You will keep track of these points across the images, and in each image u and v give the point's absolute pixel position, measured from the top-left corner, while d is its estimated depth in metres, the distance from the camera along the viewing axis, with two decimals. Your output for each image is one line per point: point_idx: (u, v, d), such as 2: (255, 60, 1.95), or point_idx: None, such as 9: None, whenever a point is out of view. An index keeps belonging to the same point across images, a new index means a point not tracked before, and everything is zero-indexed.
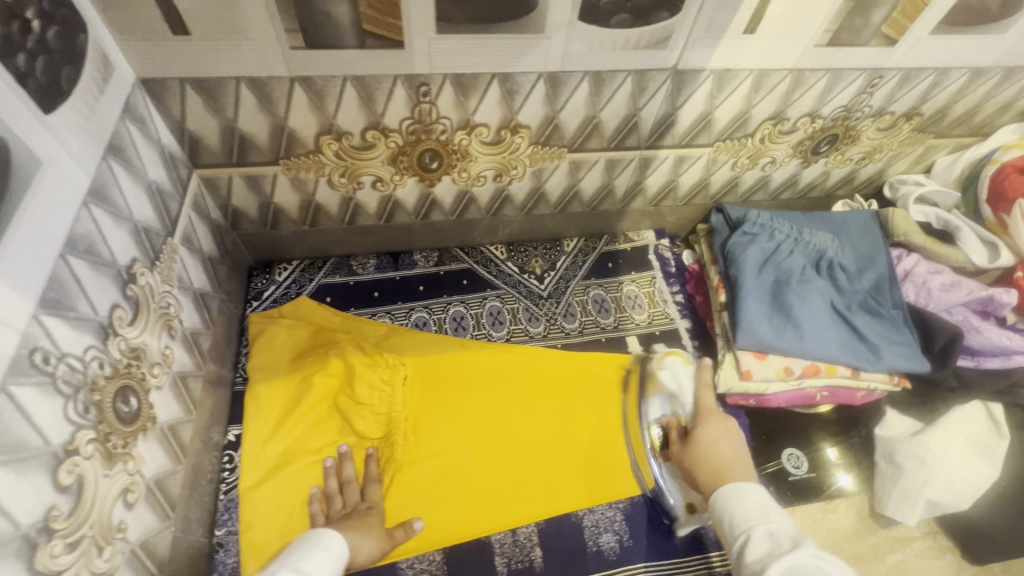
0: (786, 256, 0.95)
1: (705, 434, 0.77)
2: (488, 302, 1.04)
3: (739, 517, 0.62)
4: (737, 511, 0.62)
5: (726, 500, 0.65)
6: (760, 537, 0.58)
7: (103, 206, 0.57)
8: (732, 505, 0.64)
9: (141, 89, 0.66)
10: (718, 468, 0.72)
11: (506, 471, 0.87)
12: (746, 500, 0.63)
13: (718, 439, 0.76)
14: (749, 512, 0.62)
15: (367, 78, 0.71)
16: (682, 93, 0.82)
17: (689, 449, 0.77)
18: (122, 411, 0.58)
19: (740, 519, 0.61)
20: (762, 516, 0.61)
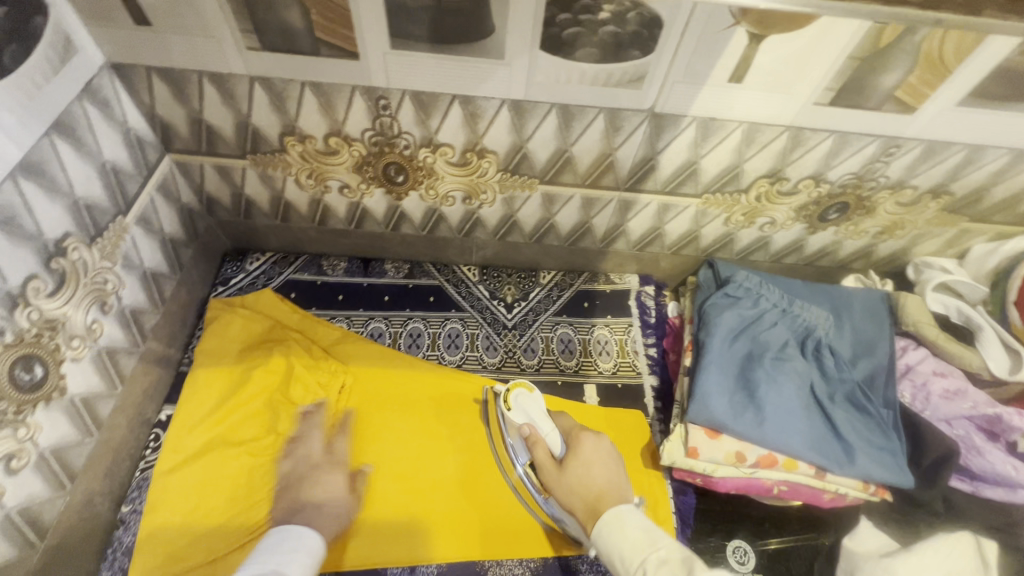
0: (767, 327, 0.86)
1: (577, 458, 0.74)
2: (449, 324, 1.01)
3: (627, 550, 0.60)
4: (623, 546, 0.60)
5: (608, 530, 0.63)
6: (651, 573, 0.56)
7: (35, 180, 0.59)
8: (615, 539, 0.62)
9: (110, 72, 0.69)
10: (595, 499, 0.68)
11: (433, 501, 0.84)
12: (629, 530, 0.61)
13: (591, 461, 0.73)
14: (635, 544, 0.60)
15: (325, 85, 0.70)
16: (662, 137, 0.76)
17: (563, 476, 0.73)
18: (22, 379, 0.60)
19: (628, 552, 0.60)
20: (650, 545, 0.59)
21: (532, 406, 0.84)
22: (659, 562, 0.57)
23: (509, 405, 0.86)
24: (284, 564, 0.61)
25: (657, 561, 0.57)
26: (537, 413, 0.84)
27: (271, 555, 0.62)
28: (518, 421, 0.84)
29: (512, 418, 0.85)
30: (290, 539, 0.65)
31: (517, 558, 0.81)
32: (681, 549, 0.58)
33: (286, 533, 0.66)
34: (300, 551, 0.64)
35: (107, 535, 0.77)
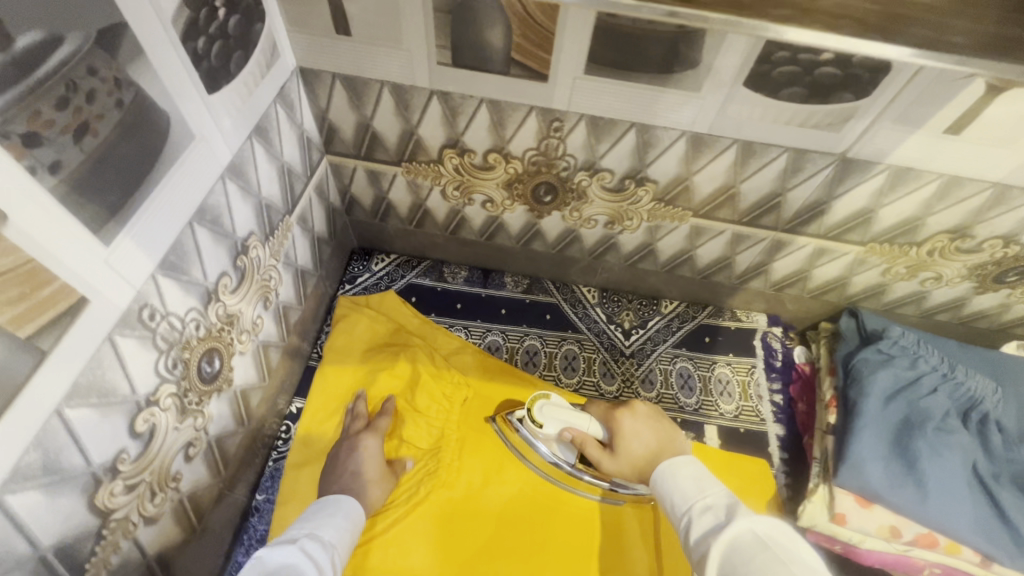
0: (926, 392, 0.79)
1: (621, 439, 0.75)
2: (565, 344, 1.00)
3: (679, 498, 0.61)
4: (676, 494, 0.62)
5: (667, 482, 0.64)
6: (701, 516, 0.57)
7: (236, 181, 0.61)
8: (671, 487, 0.63)
9: (298, 77, 0.70)
10: (657, 457, 0.71)
11: (488, 520, 0.80)
12: (681, 476, 0.64)
13: (636, 434, 0.75)
14: (688, 492, 0.61)
15: (503, 104, 0.69)
16: (844, 182, 0.71)
17: (621, 457, 0.74)
18: (205, 371, 0.62)
19: (680, 500, 0.61)
20: (700, 491, 0.60)
21: (560, 415, 0.80)
22: (710, 505, 0.58)
23: (539, 422, 0.80)
24: (318, 528, 0.64)
25: (704, 507, 0.58)
26: (568, 415, 0.79)
27: (305, 522, 0.65)
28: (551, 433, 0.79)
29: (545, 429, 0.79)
30: (324, 508, 0.69)
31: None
32: (729, 494, 0.59)
33: (323, 504, 0.69)
34: (335, 518, 0.67)
35: (242, 520, 0.79)
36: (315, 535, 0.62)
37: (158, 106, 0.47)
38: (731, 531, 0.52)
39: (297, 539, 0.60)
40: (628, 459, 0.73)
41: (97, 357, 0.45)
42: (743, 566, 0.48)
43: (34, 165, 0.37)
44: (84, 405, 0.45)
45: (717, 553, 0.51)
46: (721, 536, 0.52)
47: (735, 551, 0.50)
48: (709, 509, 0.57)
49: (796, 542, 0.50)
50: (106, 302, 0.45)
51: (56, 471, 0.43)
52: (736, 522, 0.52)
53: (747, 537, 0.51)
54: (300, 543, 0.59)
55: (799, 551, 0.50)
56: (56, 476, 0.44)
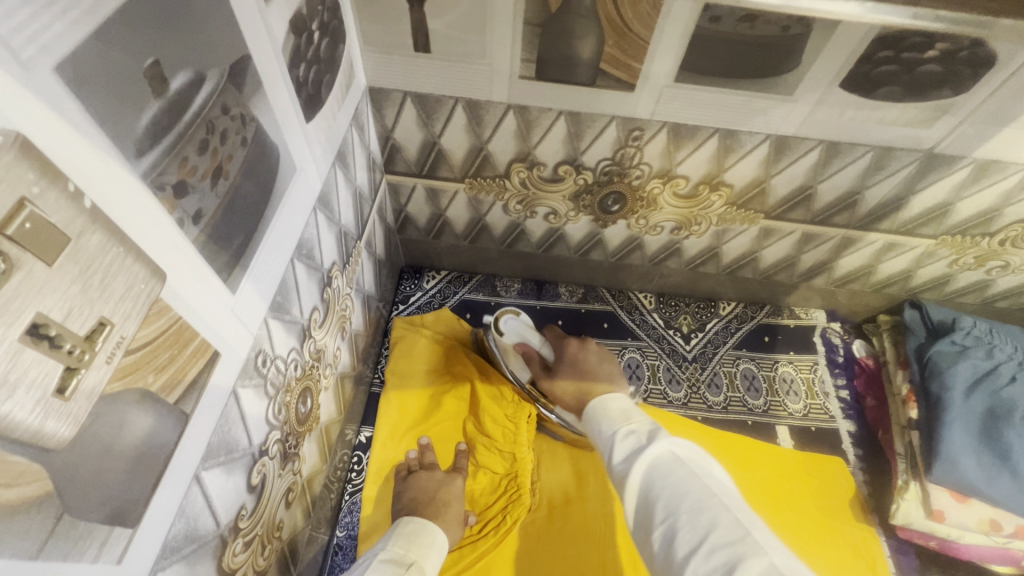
0: (1006, 382, 0.79)
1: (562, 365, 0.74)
2: (627, 353, 0.98)
3: (603, 423, 0.57)
4: (601, 418, 0.58)
5: (595, 416, 0.59)
6: (622, 439, 0.53)
7: (324, 211, 0.58)
8: (598, 416, 0.59)
9: (367, 97, 0.68)
10: (582, 388, 0.68)
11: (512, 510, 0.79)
12: (609, 408, 0.59)
13: (581, 365, 0.72)
14: (612, 418, 0.57)
15: (583, 115, 0.68)
16: (925, 178, 0.70)
17: (554, 383, 0.73)
18: (301, 411, 0.59)
19: (605, 426, 0.57)
20: (625, 414, 0.57)
21: (525, 329, 0.83)
22: (631, 425, 0.55)
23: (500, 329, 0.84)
24: (422, 557, 0.62)
25: (627, 428, 0.54)
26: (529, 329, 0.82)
27: (410, 544, 0.63)
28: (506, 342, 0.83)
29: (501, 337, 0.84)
30: (420, 532, 0.66)
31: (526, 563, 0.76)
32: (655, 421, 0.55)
33: (419, 526, 0.66)
34: (430, 548, 0.64)
35: (325, 559, 0.76)
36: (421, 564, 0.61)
37: (272, 141, 0.44)
38: (650, 451, 0.50)
39: (408, 566, 0.59)
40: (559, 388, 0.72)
41: (225, 413, 0.42)
42: (663, 483, 0.47)
43: (183, 217, 0.34)
44: (215, 465, 0.42)
45: (636, 472, 0.49)
46: (642, 454, 0.50)
47: (656, 469, 0.48)
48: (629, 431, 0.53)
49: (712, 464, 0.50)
50: (233, 353, 0.42)
51: (195, 539, 0.40)
52: (657, 440, 0.51)
53: (667, 457, 0.49)
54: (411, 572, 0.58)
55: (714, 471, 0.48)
56: (194, 544, 0.41)
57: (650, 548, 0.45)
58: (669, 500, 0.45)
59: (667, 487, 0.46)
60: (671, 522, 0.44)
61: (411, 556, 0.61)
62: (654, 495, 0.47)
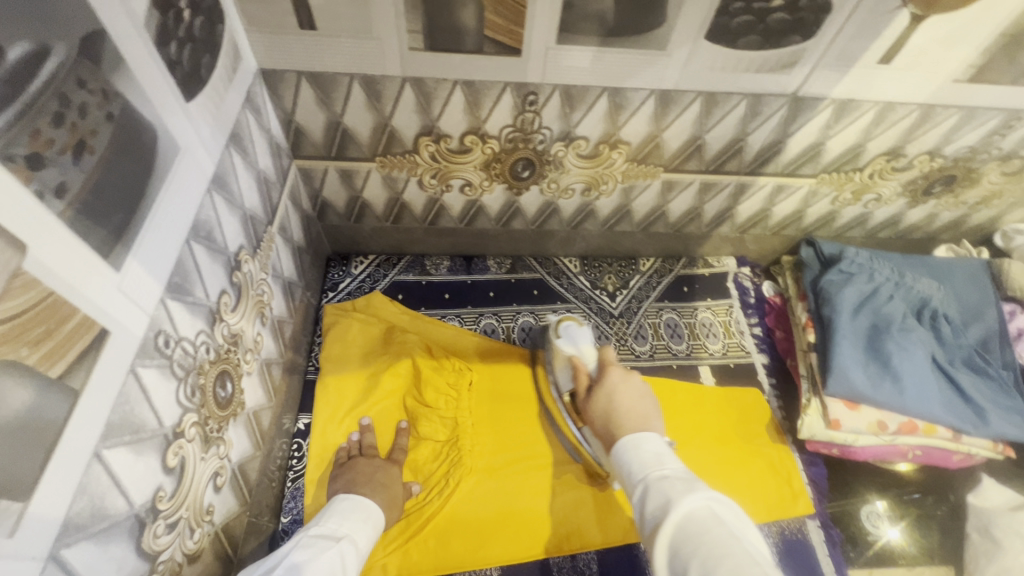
0: (886, 300, 0.88)
1: (601, 389, 0.73)
2: (557, 316, 1.02)
3: (636, 466, 0.60)
4: (633, 463, 0.60)
5: (626, 454, 0.62)
6: (655, 487, 0.56)
7: (221, 193, 0.58)
8: (628, 457, 0.62)
9: (260, 80, 0.68)
10: (614, 424, 0.69)
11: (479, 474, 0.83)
12: (643, 450, 0.61)
13: (618, 394, 0.71)
14: (644, 462, 0.60)
15: (478, 83, 0.70)
16: (796, 120, 0.77)
17: (590, 403, 0.73)
18: (220, 395, 0.59)
19: (637, 468, 0.60)
20: (658, 463, 0.59)
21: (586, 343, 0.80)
22: (666, 476, 0.57)
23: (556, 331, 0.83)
24: (354, 530, 0.64)
25: (662, 479, 0.57)
26: (584, 342, 0.81)
27: (343, 519, 0.65)
28: (560, 347, 0.82)
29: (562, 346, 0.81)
30: (354, 507, 0.68)
31: (475, 570, 0.77)
32: (688, 472, 0.58)
33: (354, 502, 0.68)
34: (365, 521, 0.67)
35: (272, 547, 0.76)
36: (353, 539, 0.63)
37: (145, 119, 0.44)
38: (682, 507, 0.52)
39: (339, 539, 0.62)
40: (592, 410, 0.73)
41: (124, 392, 0.42)
42: (700, 537, 0.49)
43: (43, 189, 0.34)
44: (118, 444, 0.42)
45: (670, 524, 0.51)
46: (676, 506, 0.52)
47: (692, 522, 0.51)
48: (666, 483, 0.55)
49: (745, 526, 0.52)
50: (125, 332, 0.42)
51: (103, 518, 0.41)
52: (691, 494, 0.53)
53: (703, 512, 0.51)
54: (340, 548, 0.60)
55: (747, 531, 0.51)
56: (104, 522, 0.41)
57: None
58: (704, 555, 0.47)
59: (703, 541, 0.49)
60: None
61: (344, 531, 0.63)
62: (688, 553, 0.49)
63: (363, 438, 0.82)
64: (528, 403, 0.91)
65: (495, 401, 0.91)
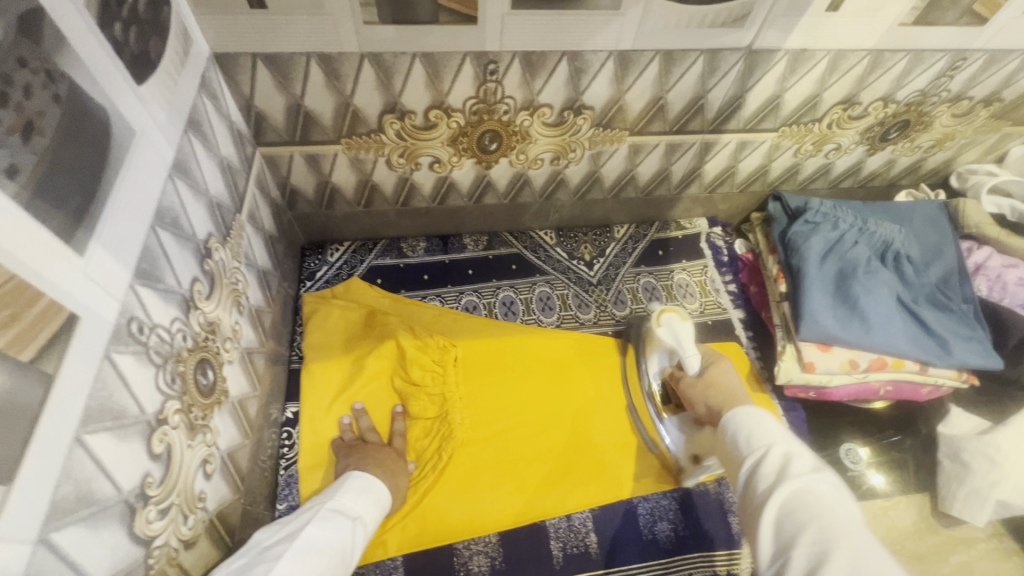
0: (851, 246, 0.91)
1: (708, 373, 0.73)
2: (537, 288, 1.03)
3: (756, 434, 0.56)
4: (754, 433, 0.56)
5: (744, 423, 0.58)
6: (776, 455, 0.53)
7: (184, 179, 0.58)
8: (745, 425, 0.58)
9: (214, 64, 0.67)
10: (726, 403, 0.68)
11: (475, 447, 0.85)
12: (766, 423, 0.57)
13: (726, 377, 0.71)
14: (765, 433, 0.56)
15: (437, 55, 0.70)
16: (753, 74, 0.79)
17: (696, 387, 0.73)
18: (202, 383, 0.59)
19: (756, 437, 0.56)
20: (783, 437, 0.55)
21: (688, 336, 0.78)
22: (791, 452, 0.52)
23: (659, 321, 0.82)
24: (366, 512, 0.65)
25: (784, 454, 0.53)
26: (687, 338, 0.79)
27: (357, 498, 0.66)
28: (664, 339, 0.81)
29: (660, 334, 0.81)
30: (368, 488, 0.68)
31: (478, 539, 0.78)
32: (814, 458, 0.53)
33: (366, 483, 0.68)
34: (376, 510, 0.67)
35: None
36: (365, 520, 0.64)
37: (94, 100, 0.43)
38: (803, 481, 0.48)
39: (354, 519, 0.62)
40: (691, 391, 0.73)
41: (101, 377, 0.42)
42: (820, 508, 0.46)
43: None
44: (100, 430, 0.42)
45: (787, 489, 0.48)
46: (792, 478, 0.49)
47: (812, 492, 0.47)
48: (790, 456, 0.51)
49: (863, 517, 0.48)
50: (95, 317, 0.42)
51: (92, 503, 0.41)
52: (815, 472, 0.49)
53: (825, 489, 0.48)
54: (354, 525, 0.61)
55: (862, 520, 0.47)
56: (93, 507, 0.41)
57: (785, 574, 0.44)
58: (823, 524, 0.44)
59: (824, 514, 0.45)
60: (825, 546, 0.43)
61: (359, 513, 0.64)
62: (800, 524, 0.46)
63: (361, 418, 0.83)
64: (519, 374, 0.92)
65: (486, 374, 0.92)
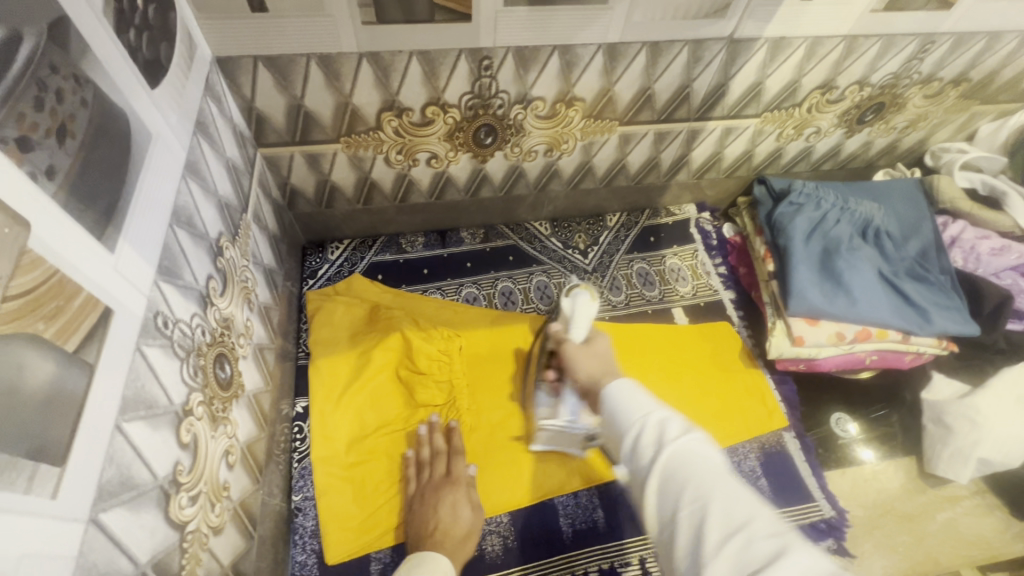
0: (834, 224, 0.95)
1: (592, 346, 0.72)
2: (535, 277, 1.06)
3: (632, 407, 0.55)
4: (626, 407, 0.55)
5: (622, 397, 0.57)
6: (653, 426, 0.52)
7: (196, 180, 0.59)
8: (622, 401, 0.57)
9: (216, 68, 0.68)
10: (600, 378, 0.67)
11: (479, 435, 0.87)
12: (640, 394, 0.57)
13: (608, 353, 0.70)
14: (639, 404, 0.55)
15: (433, 52, 0.72)
16: (735, 62, 0.82)
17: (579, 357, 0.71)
18: (221, 376, 0.61)
19: (632, 408, 0.55)
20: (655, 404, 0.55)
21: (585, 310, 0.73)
22: (664, 419, 0.53)
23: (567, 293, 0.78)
24: None
25: (659, 420, 0.52)
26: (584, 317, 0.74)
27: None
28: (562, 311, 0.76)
29: (563, 303, 0.77)
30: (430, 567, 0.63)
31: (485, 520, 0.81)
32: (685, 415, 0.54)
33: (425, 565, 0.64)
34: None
35: (288, 524, 0.79)
36: None
37: (116, 105, 0.45)
38: (678, 444, 0.49)
39: None
40: (574, 358, 0.71)
41: (133, 368, 0.44)
42: (695, 465, 0.47)
43: (35, 172, 0.35)
44: (136, 418, 0.44)
45: (665, 456, 0.49)
46: (669, 443, 0.50)
47: (687, 453, 0.49)
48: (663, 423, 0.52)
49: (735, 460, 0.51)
50: (127, 311, 0.44)
51: (132, 487, 0.43)
52: (685, 433, 0.50)
53: (697, 448, 0.49)
54: None
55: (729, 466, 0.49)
56: (134, 491, 0.43)
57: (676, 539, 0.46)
58: (699, 483, 0.46)
59: (697, 474, 0.47)
60: (703, 501, 0.45)
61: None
62: (679, 486, 0.47)
63: (430, 438, 0.82)
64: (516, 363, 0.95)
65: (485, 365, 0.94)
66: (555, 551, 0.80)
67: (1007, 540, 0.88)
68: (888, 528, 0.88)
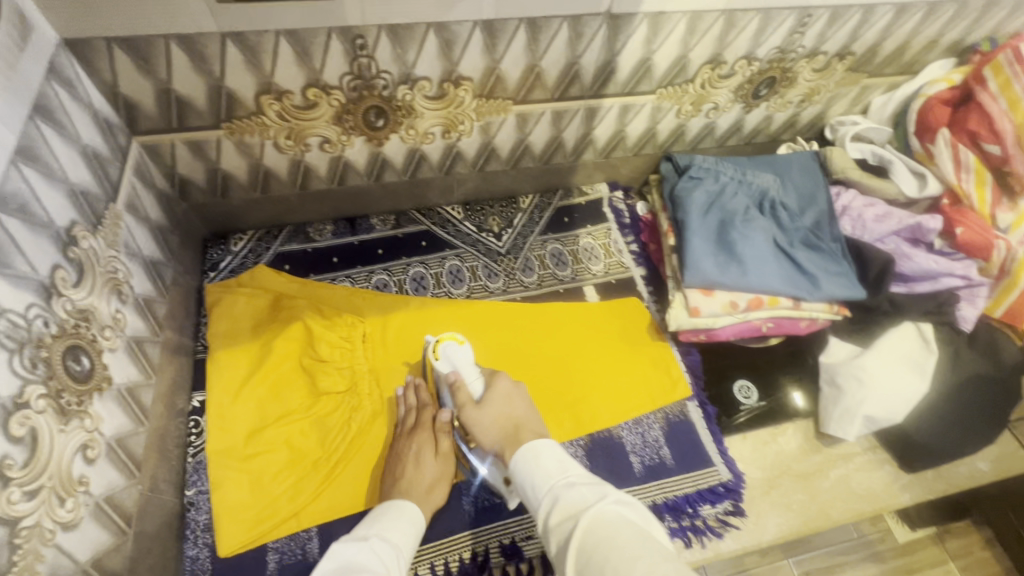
0: (731, 196, 0.98)
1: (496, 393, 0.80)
2: (447, 261, 1.05)
3: (540, 480, 0.67)
4: (536, 477, 0.67)
5: (529, 462, 0.69)
6: (563, 497, 0.64)
7: (33, 166, 0.57)
8: (531, 470, 0.68)
9: (65, 50, 0.65)
10: (512, 429, 0.76)
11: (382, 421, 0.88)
12: (541, 454, 0.69)
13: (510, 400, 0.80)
14: (549, 473, 0.67)
15: (301, 32, 0.71)
16: (619, 38, 0.83)
17: (479, 412, 0.79)
18: (75, 369, 0.59)
19: (541, 481, 0.67)
20: (560, 471, 0.67)
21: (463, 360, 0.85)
22: (568, 485, 0.65)
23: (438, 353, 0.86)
24: (392, 533, 0.69)
25: (564, 490, 0.64)
26: (464, 363, 0.85)
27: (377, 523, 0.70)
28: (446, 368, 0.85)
29: (439, 368, 0.85)
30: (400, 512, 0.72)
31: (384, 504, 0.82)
32: (587, 475, 0.67)
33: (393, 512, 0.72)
34: (414, 536, 0.71)
35: (179, 519, 0.77)
36: (382, 535, 0.68)
37: None
38: (590, 514, 0.60)
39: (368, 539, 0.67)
40: (479, 415, 0.78)
41: None
42: (607, 538, 0.57)
43: None
44: None
45: (580, 533, 0.59)
46: (581, 517, 0.60)
47: (598, 523, 0.59)
48: (569, 493, 0.63)
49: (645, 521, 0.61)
50: None
51: None
52: (595, 504, 0.61)
53: (607, 514, 0.59)
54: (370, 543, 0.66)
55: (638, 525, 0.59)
56: None
57: None
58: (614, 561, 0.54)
59: (607, 543, 0.56)
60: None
61: (400, 542, 0.68)
62: (598, 563, 0.55)
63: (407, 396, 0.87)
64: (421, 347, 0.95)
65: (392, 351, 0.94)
66: (457, 530, 0.81)
67: (894, 492, 0.93)
68: (785, 488, 0.91)
